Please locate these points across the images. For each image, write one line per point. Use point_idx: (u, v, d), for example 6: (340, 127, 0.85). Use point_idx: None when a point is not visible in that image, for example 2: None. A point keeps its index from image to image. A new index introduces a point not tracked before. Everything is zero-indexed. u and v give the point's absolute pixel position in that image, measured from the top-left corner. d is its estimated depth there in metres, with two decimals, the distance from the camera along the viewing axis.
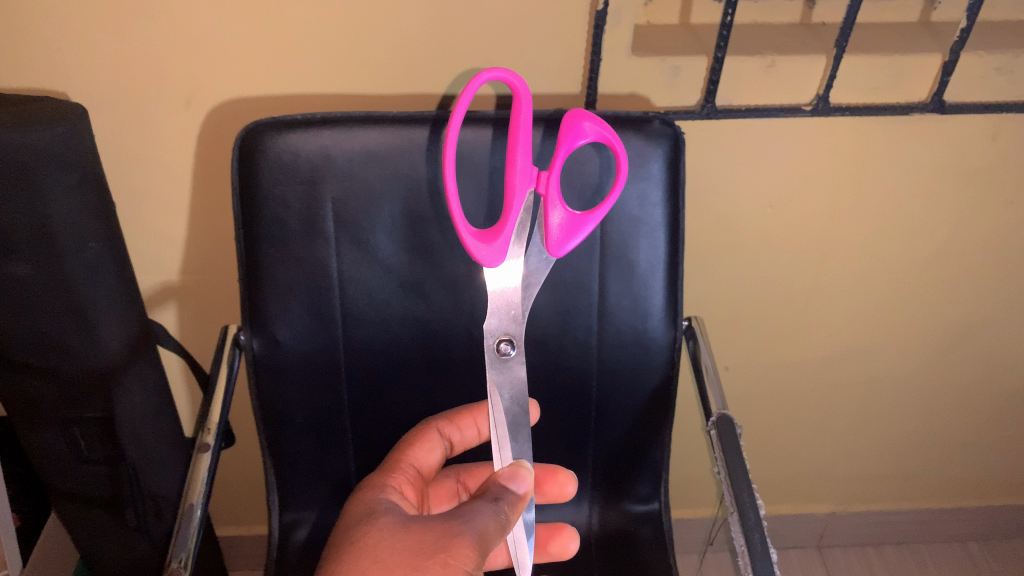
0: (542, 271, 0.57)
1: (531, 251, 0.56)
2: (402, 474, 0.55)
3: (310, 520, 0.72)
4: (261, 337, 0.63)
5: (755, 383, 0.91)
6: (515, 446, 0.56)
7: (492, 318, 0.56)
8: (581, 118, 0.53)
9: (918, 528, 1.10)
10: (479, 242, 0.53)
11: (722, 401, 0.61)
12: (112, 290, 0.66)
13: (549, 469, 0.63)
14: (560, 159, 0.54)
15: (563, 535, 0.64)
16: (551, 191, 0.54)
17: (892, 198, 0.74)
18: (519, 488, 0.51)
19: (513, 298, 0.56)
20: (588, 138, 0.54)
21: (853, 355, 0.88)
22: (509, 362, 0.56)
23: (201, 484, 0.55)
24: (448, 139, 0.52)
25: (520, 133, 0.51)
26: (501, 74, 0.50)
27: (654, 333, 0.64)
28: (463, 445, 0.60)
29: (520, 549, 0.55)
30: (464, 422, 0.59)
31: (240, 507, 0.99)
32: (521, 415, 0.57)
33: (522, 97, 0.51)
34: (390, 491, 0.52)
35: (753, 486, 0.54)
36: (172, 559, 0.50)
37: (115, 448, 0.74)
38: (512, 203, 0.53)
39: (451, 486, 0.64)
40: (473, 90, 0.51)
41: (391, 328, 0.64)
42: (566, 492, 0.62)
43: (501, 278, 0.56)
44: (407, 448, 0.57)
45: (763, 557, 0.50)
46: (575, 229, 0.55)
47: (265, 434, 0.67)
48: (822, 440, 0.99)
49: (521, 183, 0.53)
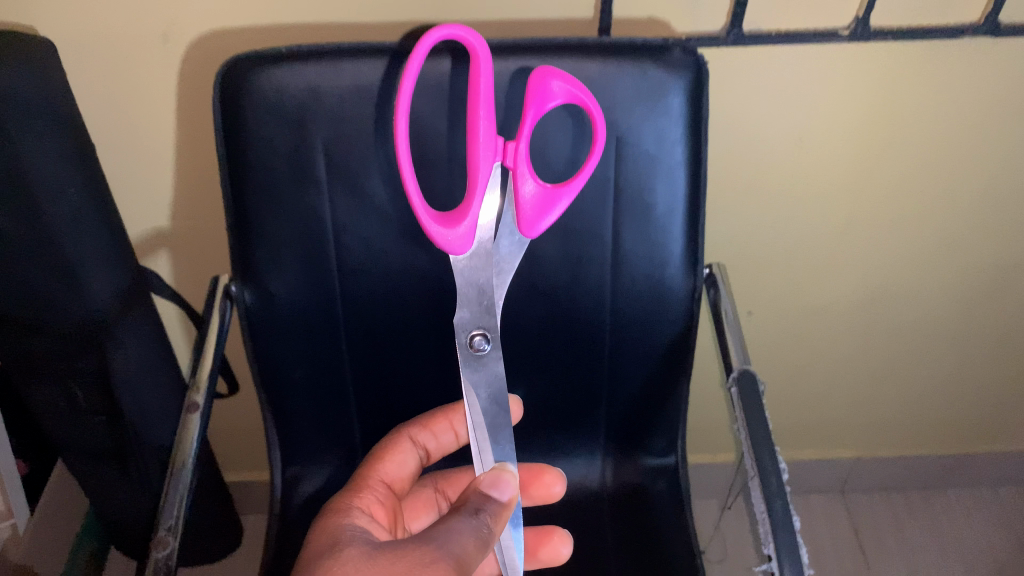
0: (514, 255, 0.54)
1: (502, 233, 0.53)
2: (370, 494, 0.50)
3: (316, 475, 0.68)
4: (253, 289, 0.60)
5: (781, 326, 0.86)
6: (496, 449, 0.53)
7: (463, 310, 0.52)
8: (549, 76, 0.49)
9: (945, 473, 1.04)
10: (443, 227, 0.50)
11: (744, 355, 0.57)
12: (99, 240, 0.63)
13: (534, 469, 0.59)
14: (529, 125, 0.50)
15: (554, 541, 0.60)
16: (520, 162, 0.50)
17: (936, 130, 0.68)
18: (502, 496, 0.48)
19: (486, 287, 0.52)
20: (558, 99, 0.50)
21: (885, 295, 0.83)
22: (484, 358, 0.53)
23: (192, 441, 0.52)
24: (400, 99, 0.48)
25: (481, 92, 0.48)
26: (452, 31, 0.47)
27: (672, 282, 0.59)
28: (440, 451, 0.57)
29: (509, 558, 0.52)
30: (439, 427, 0.56)
31: (245, 454, 0.97)
32: (501, 415, 0.53)
33: (479, 57, 0.48)
34: (356, 516, 0.47)
35: (776, 449, 0.51)
36: (161, 525, 0.48)
37: (112, 400, 0.72)
38: (478, 175, 0.49)
39: (429, 496, 0.60)
40: (424, 49, 0.48)
41: (391, 279, 0.60)
42: (554, 492, 0.59)
43: (473, 266, 0.51)
44: (378, 461, 0.52)
45: (785, 525, 0.48)
46: (549, 204, 0.52)
47: (262, 390, 0.64)
48: (849, 385, 0.94)
49: (484, 156, 0.49)
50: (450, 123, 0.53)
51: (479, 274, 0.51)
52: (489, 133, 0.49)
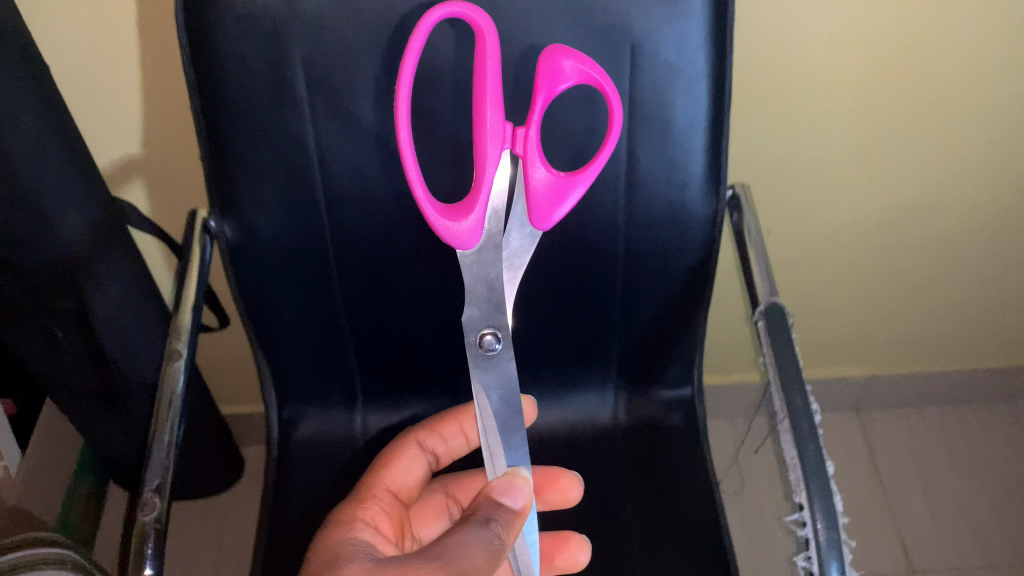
0: (527, 249, 0.48)
1: (512, 225, 0.48)
2: (375, 503, 0.50)
3: (314, 416, 0.65)
4: (234, 222, 0.55)
5: (803, 242, 0.81)
6: (509, 453, 0.50)
7: (471, 309, 0.48)
8: (560, 55, 0.45)
9: (963, 388, 1.01)
10: (450, 221, 0.45)
11: (770, 287, 0.53)
12: (63, 173, 0.58)
13: (549, 473, 0.57)
14: (539, 109, 0.45)
15: (570, 547, 0.55)
16: (531, 149, 0.46)
17: (976, 27, 0.62)
18: (516, 504, 0.45)
19: (497, 283, 0.47)
20: (571, 80, 0.45)
21: (910, 209, 0.78)
22: (495, 359, 0.49)
23: (174, 394, 0.48)
24: (400, 85, 0.44)
25: (487, 75, 0.43)
26: (456, 8, 0.43)
27: (692, 206, 0.54)
28: (450, 456, 0.56)
29: (524, 565, 0.49)
30: (448, 431, 0.55)
31: (240, 385, 0.93)
32: (514, 418, 0.50)
33: (485, 36, 0.44)
34: (360, 527, 0.47)
35: (807, 388, 0.47)
36: (144, 486, 0.45)
37: (93, 340, 0.67)
38: (485, 165, 0.44)
39: (440, 501, 0.57)
40: (425, 30, 0.43)
41: (383, 208, 0.55)
42: (570, 496, 0.57)
43: (483, 261, 0.47)
44: (384, 468, 0.52)
45: (819, 472, 0.44)
46: (563, 192, 0.47)
47: (251, 330, 0.59)
48: (868, 303, 0.90)
49: (493, 143, 0.44)
50: (457, 36, 0.48)
51: (488, 269, 0.47)
52: (497, 119, 0.44)
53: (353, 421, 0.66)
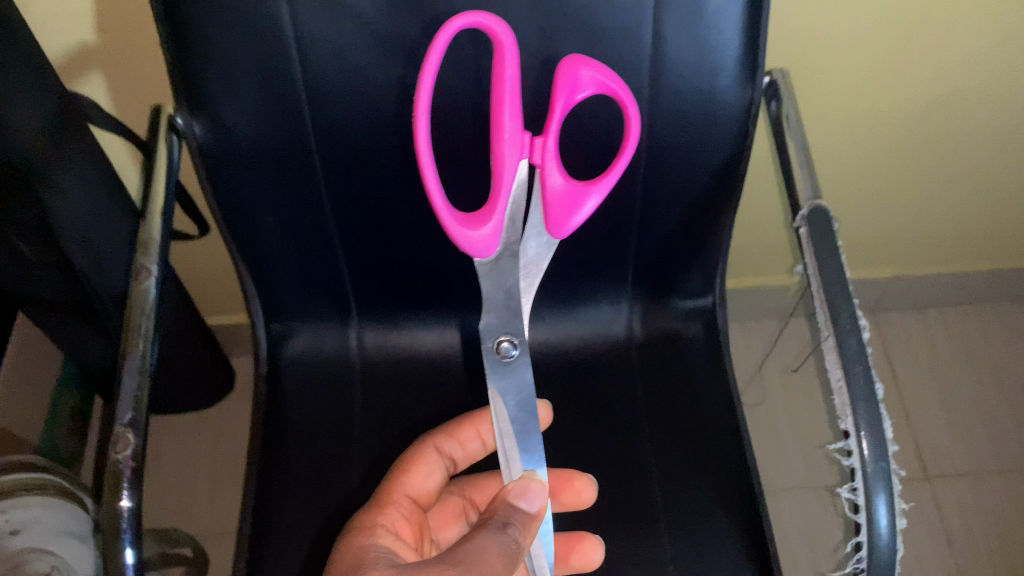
0: (544, 256, 0.47)
1: (529, 233, 0.46)
2: (395, 510, 0.46)
3: (304, 332, 0.60)
4: (204, 119, 0.48)
5: (835, 136, 0.75)
6: (526, 458, 0.45)
7: (489, 314, 0.46)
8: (579, 65, 0.44)
9: (985, 287, 0.97)
10: (467, 229, 0.44)
11: (813, 190, 0.47)
12: (10, 66, 0.50)
13: (563, 474, 0.52)
14: (556, 119, 0.44)
15: (585, 545, 0.51)
16: (548, 158, 0.45)
17: None
18: (531, 507, 0.42)
19: (514, 289, 0.46)
20: (588, 88, 0.44)
21: (951, 99, 0.72)
22: (512, 365, 0.46)
23: (145, 318, 0.43)
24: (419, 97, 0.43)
25: (506, 88, 0.42)
26: (475, 19, 0.42)
27: (724, 96, 0.48)
28: (468, 460, 0.51)
29: (538, 565, 0.45)
30: (466, 435, 0.51)
31: (227, 295, 0.88)
32: (530, 421, 0.46)
33: (504, 47, 0.42)
34: (381, 535, 0.44)
35: (854, 303, 0.42)
36: (117, 421, 0.40)
37: (61, 253, 0.62)
38: (503, 175, 0.44)
39: (457, 504, 0.53)
40: (444, 41, 0.42)
41: (373, 102, 0.48)
42: (585, 498, 0.52)
43: (499, 271, 0.46)
44: (401, 474, 0.48)
45: (869, 398, 0.40)
46: (578, 200, 0.45)
47: (232, 243, 0.53)
48: (895, 202, 0.84)
49: (510, 154, 0.43)
50: None
51: (506, 275, 0.46)
52: (516, 130, 0.44)
53: (349, 340, 0.61)
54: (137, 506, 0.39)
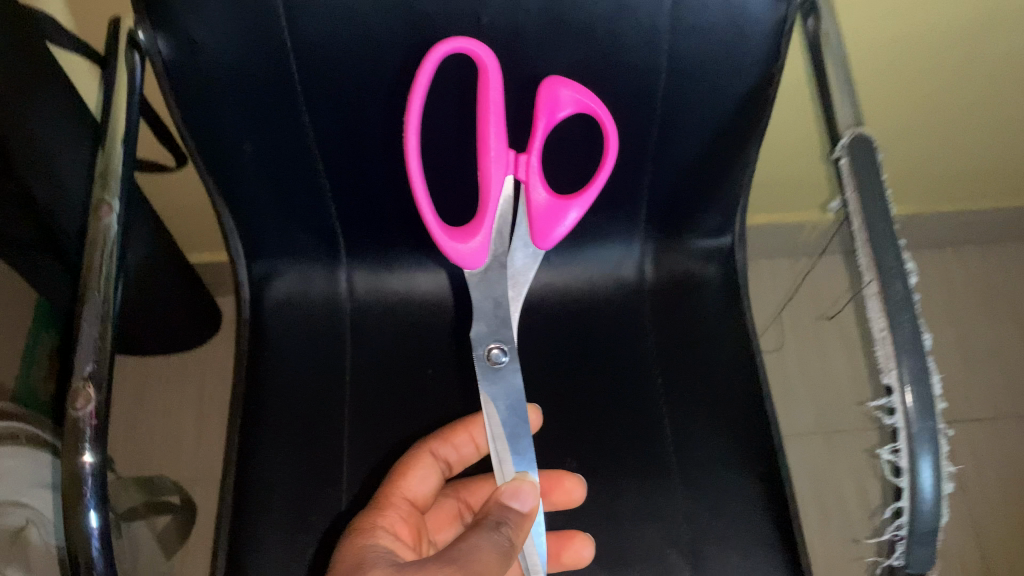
0: (531, 268, 0.45)
1: (515, 245, 0.44)
2: (393, 513, 0.43)
3: (288, 273, 0.55)
4: (169, 32, 0.42)
5: (865, 61, 0.69)
6: (519, 460, 0.42)
7: (479, 323, 0.43)
8: (559, 84, 0.43)
9: (1007, 225, 0.93)
10: (456, 241, 0.42)
11: (853, 115, 0.42)
12: None
13: (552, 473, 0.48)
14: (539, 136, 0.43)
15: (575, 542, 0.47)
16: (532, 173, 0.43)
17: None
18: (522, 507, 0.40)
19: (503, 297, 0.43)
20: (570, 107, 0.43)
21: (993, 21, 0.66)
22: (503, 372, 0.43)
23: (105, 257, 0.39)
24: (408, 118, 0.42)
25: (491, 107, 0.41)
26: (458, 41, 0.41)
27: (754, 11, 0.43)
28: (463, 464, 0.48)
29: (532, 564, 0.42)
30: (459, 439, 0.47)
31: (209, 231, 0.83)
32: (520, 424, 0.43)
33: (488, 70, 0.41)
34: (380, 537, 0.41)
35: (900, 240, 0.38)
36: (77, 370, 0.36)
37: (24, 189, 0.56)
38: (489, 190, 0.42)
39: (452, 507, 0.50)
40: (429, 64, 0.41)
41: (361, 15, 0.43)
42: (574, 497, 0.48)
43: (489, 283, 0.43)
44: (397, 477, 0.45)
45: (915, 352, 0.36)
46: (563, 212, 0.43)
47: (207, 172, 0.48)
48: (921, 135, 0.79)
49: (496, 169, 0.42)
50: None
51: (495, 286, 0.43)
52: (501, 145, 0.42)
53: (340, 282, 0.57)
54: (100, 459, 0.35)
